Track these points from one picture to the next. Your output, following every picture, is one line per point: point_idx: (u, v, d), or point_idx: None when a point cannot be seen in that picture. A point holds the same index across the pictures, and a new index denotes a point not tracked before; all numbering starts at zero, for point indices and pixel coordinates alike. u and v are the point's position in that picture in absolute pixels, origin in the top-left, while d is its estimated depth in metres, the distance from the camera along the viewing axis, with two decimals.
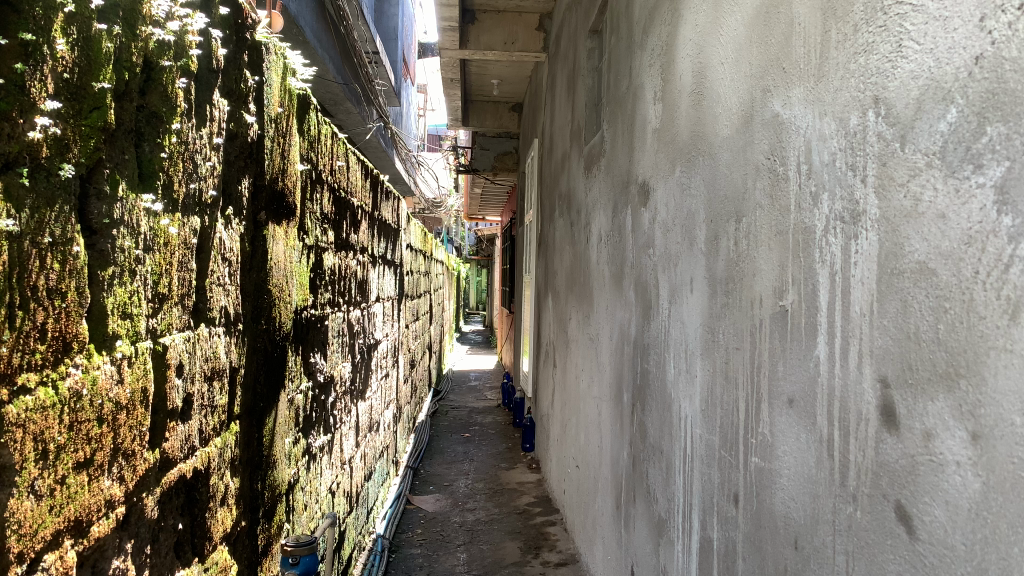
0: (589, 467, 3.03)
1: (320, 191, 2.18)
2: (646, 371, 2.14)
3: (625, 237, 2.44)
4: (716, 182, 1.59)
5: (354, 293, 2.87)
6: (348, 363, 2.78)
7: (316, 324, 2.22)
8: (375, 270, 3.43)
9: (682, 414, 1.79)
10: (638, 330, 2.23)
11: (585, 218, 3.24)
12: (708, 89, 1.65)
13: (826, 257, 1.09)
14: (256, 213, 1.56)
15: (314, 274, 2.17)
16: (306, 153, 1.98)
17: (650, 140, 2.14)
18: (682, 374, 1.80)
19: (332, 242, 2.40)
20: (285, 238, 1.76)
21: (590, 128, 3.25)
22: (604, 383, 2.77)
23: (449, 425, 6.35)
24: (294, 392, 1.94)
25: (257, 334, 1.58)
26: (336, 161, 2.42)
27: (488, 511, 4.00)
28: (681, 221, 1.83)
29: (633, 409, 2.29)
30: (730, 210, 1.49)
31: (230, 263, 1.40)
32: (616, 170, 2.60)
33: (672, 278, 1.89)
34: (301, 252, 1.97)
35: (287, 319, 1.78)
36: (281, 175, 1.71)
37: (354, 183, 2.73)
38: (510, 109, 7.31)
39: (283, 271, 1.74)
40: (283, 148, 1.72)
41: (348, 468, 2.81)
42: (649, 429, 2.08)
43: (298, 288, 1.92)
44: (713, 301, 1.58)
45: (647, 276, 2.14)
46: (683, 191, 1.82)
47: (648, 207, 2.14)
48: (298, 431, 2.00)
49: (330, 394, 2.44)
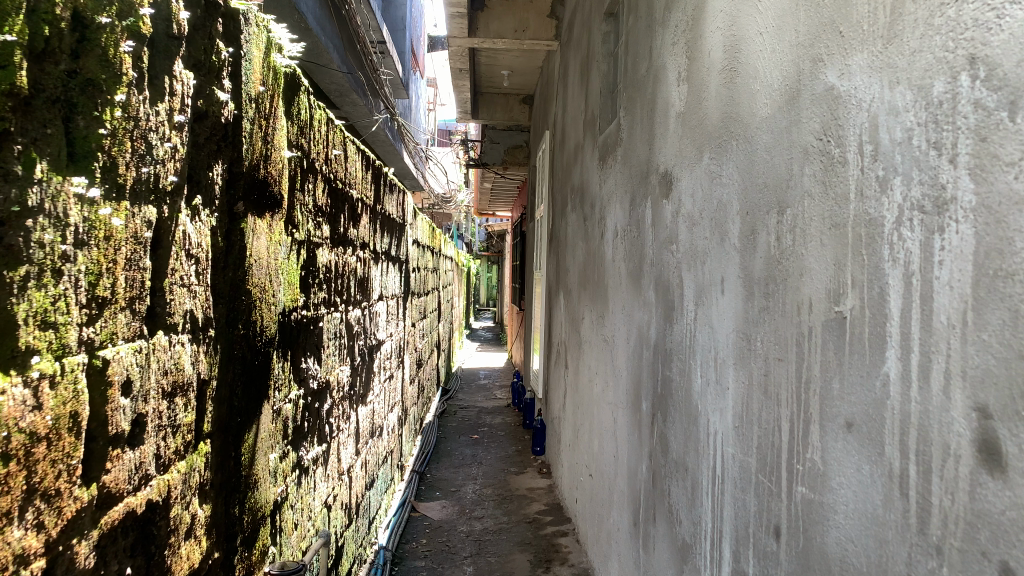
0: (603, 477, 2.84)
1: (313, 182, 2.00)
2: (668, 379, 1.96)
3: (643, 232, 2.25)
4: (753, 169, 1.40)
5: (354, 291, 2.69)
6: (347, 367, 2.61)
7: (309, 326, 2.04)
8: (378, 267, 3.26)
9: (712, 431, 1.61)
10: (659, 333, 2.05)
11: (600, 211, 3.05)
12: (743, 65, 1.47)
13: (899, 254, 0.91)
14: (232, 204, 1.39)
15: (307, 272, 1.99)
16: (295, 139, 1.81)
17: (673, 125, 1.96)
18: (711, 385, 1.61)
19: (328, 237, 2.23)
20: (269, 233, 1.59)
21: (605, 116, 3.06)
22: (619, 388, 2.59)
23: (459, 426, 6.18)
24: (281, 402, 1.77)
25: (235, 341, 1.40)
26: (332, 150, 2.25)
27: (496, 519, 3.82)
28: (709, 214, 1.64)
29: (652, 419, 2.11)
30: (772, 201, 1.31)
31: (199, 261, 1.22)
32: (633, 160, 2.42)
33: (699, 277, 1.71)
34: (291, 247, 1.80)
35: (271, 322, 1.61)
36: (264, 162, 1.54)
37: (353, 173, 2.56)
38: (521, 101, 7.12)
39: (266, 270, 1.57)
40: (266, 132, 1.55)
41: (346, 479, 2.63)
42: (672, 442, 1.90)
43: (286, 288, 1.75)
44: (750, 303, 1.39)
45: (669, 275, 1.95)
46: (712, 179, 1.63)
47: (671, 199, 1.95)
48: (286, 444, 1.83)
49: (325, 401, 2.27)
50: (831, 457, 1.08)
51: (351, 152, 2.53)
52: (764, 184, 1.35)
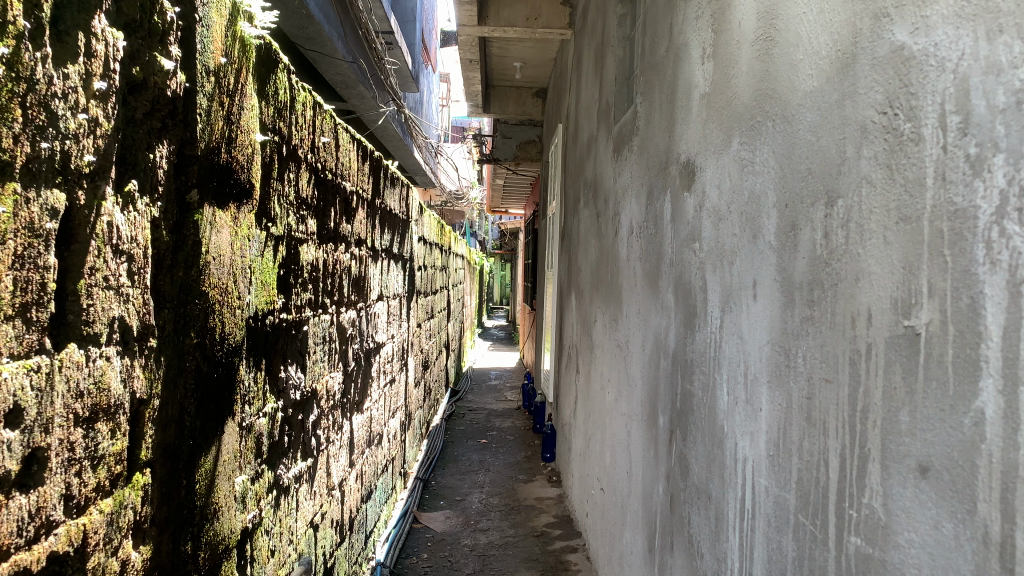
0: (616, 493, 2.64)
1: (294, 171, 1.81)
2: (688, 394, 1.75)
3: (661, 229, 2.04)
4: (793, 154, 1.20)
5: (348, 292, 2.50)
6: (339, 373, 2.42)
7: (291, 331, 1.85)
8: (377, 265, 3.08)
9: (741, 457, 1.40)
10: (678, 341, 1.84)
11: (613, 207, 2.85)
12: (781, 33, 1.26)
13: (1000, 256, 0.71)
14: (184, 192, 1.20)
15: (287, 272, 1.80)
16: (271, 123, 1.61)
17: (696, 107, 1.75)
18: (741, 403, 1.40)
19: (314, 232, 2.03)
20: (234, 227, 1.39)
21: (620, 105, 2.85)
22: (634, 399, 2.38)
23: (467, 430, 5.98)
24: (253, 417, 1.57)
25: (187, 352, 1.21)
26: (320, 136, 2.05)
27: (503, 532, 3.62)
28: (740, 208, 1.44)
29: (670, 437, 1.90)
30: (818, 190, 1.10)
31: (134, 258, 1.02)
32: (651, 149, 2.21)
33: (727, 280, 1.50)
34: (265, 243, 1.60)
35: (237, 329, 1.41)
36: (227, 145, 1.34)
37: (347, 164, 2.37)
38: (534, 94, 6.87)
39: (230, 269, 1.37)
40: (231, 109, 1.35)
41: (337, 494, 2.44)
42: (692, 465, 1.70)
43: (257, 288, 1.56)
44: (790, 312, 1.19)
45: (691, 277, 1.74)
46: (743, 166, 1.43)
47: (693, 191, 1.75)
48: (260, 463, 1.64)
49: (312, 412, 2.07)
50: (895, 506, 0.88)
51: (345, 140, 2.34)
52: (809, 171, 1.13)
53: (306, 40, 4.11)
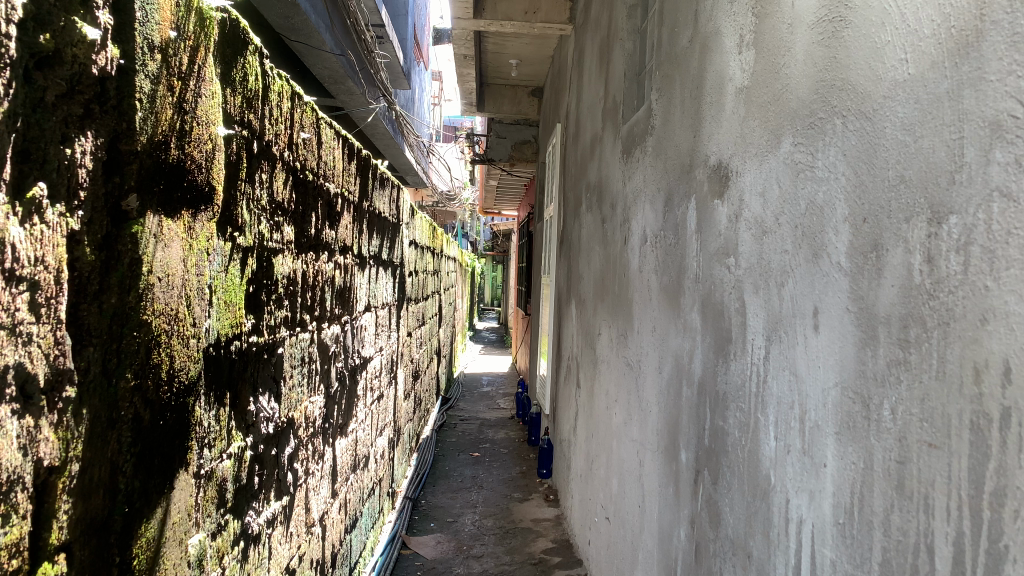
0: (624, 526, 2.42)
1: (266, 171, 1.58)
2: (720, 432, 1.52)
3: (684, 239, 1.81)
4: (874, 158, 0.97)
5: (331, 305, 2.27)
6: (321, 396, 2.19)
7: (261, 356, 1.61)
8: (365, 273, 2.84)
9: (794, 517, 1.18)
10: (706, 369, 1.61)
11: (622, 213, 2.62)
12: (856, 10, 1.03)
13: None
14: (119, 197, 0.96)
15: (258, 288, 1.57)
16: (238, 114, 1.38)
17: (730, 103, 1.52)
18: (794, 454, 1.18)
19: (292, 241, 1.80)
20: (187, 240, 1.15)
21: (630, 101, 2.62)
22: (647, 426, 2.16)
23: (459, 441, 5.77)
24: (212, 463, 1.34)
25: (124, 398, 0.97)
26: (299, 133, 1.82)
27: (499, 560, 3.40)
28: (793, 220, 1.21)
29: (695, 477, 1.68)
30: (916, 202, 0.87)
31: (41, 286, 0.79)
32: (670, 149, 1.98)
33: (774, 306, 1.27)
34: (229, 256, 1.37)
35: (193, 362, 1.17)
36: (180, 138, 1.11)
37: (331, 164, 2.14)
38: (530, 93, 6.65)
39: (183, 291, 1.13)
40: (186, 96, 1.12)
41: (318, 530, 2.22)
42: (725, 514, 1.47)
43: (219, 310, 1.32)
44: (870, 353, 0.96)
45: (723, 297, 1.52)
46: (798, 172, 1.20)
47: (726, 199, 1.52)
48: (223, 514, 1.40)
49: (287, 444, 1.85)
50: None
51: (329, 137, 2.11)
52: (899, 178, 0.91)
53: (291, 30, 3.87)
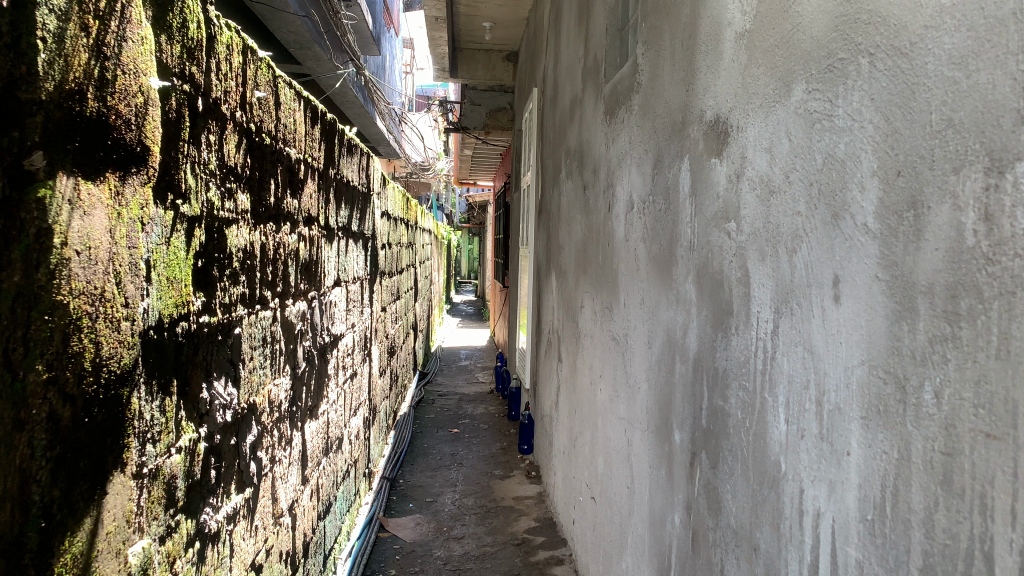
0: (612, 507, 2.31)
1: (215, 132, 1.42)
2: (718, 412, 1.40)
3: (676, 204, 1.68)
4: (912, 100, 0.83)
5: (296, 280, 2.12)
6: (286, 378, 2.05)
7: (214, 338, 1.46)
8: (333, 247, 2.69)
9: (808, 510, 1.06)
10: (702, 344, 1.49)
11: (605, 179, 2.49)
12: None
13: None
14: (19, 153, 0.80)
15: (208, 263, 1.41)
16: (178, 65, 1.21)
17: (729, 51, 1.38)
18: (809, 439, 1.06)
19: (248, 210, 1.64)
20: (115, 208, 0.99)
21: (612, 59, 2.47)
22: (636, 404, 2.03)
23: (437, 417, 5.65)
24: (157, 460, 1.19)
25: (35, 394, 0.82)
26: (253, 91, 1.65)
27: (480, 540, 3.28)
28: (807, 177, 1.07)
29: (691, 461, 1.55)
30: (971, 147, 0.74)
31: None
32: (659, 107, 1.84)
33: (784, 275, 1.14)
34: (171, 226, 1.22)
35: (126, 348, 1.02)
36: (103, 89, 0.95)
37: (291, 127, 1.97)
38: (504, 58, 6.47)
39: (111, 266, 0.97)
40: (108, 39, 0.96)
41: (287, 520, 2.08)
42: (727, 502, 1.35)
43: (160, 289, 1.17)
44: (907, 329, 0.83)
45: (723, 265, 1.38)
46: (813, 122, 1.06)
47: (726, 157, 1.39)
48: (172, 516, 1.26)
49: (249, 432, 1.70)
50: None
51: (288, 99, 1.95)
52: (946, 122, 0.78)
53: None
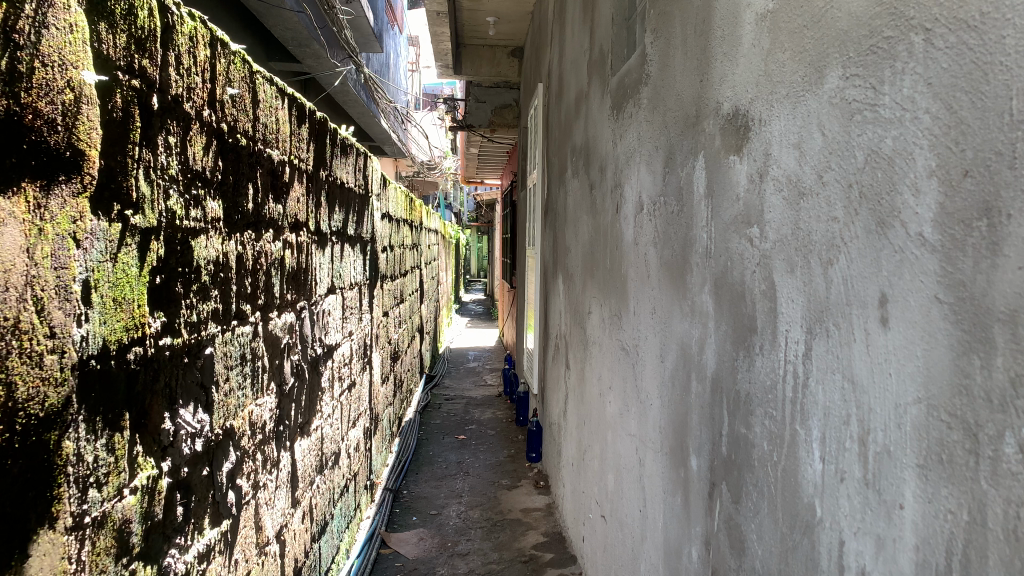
0: (623, 529, 2.15)
1: (176, 132, 1.27)
2: (741, 441, 1.25)
3: (689, 206, 1.53)
4: (985, 83, 0.68)
5: (281, 291, 1.98)
6: (271, 396, 1.91)
7: (180, 361, 1.32)
8: (326, 252, 2.55)
9: (850, 569, 0.90)
10: (721, 363, 1.34)
11: (613, 178, 2.33)
12: None
13: None
14: None
15: (169, 278, 1.27)
16: (125, 56, 1.07)
17: (748, 35, 1.23)
18: (852, 485, 0.90)
19: (219, 217, 1.50)
20: (33, 223, 0.85)
21: (618, 50, 2.32)
22: (648, 421, 1.88)
23: (444, 423, 5.51)
24: (105, 506, 1.05)
25: None
26: (225, 87, 1.51)
27: (485, 558, 3.14)
28: (845, 177, 0.92)
29: (711, 492, 1.40)
30: None
31: None
32: (670, 100, 1.69)
33: (818, 291, 0.99)
34: (120, 240, 1.07)
35: (52, 384, 0.88)
36: (13, 86, 0.81)
37: (273, 127, 1.83)
38: (510, 54, 6.29)
39: (27, 291, 0.83)
40: (20, 26, 0.82)
41: (275, 548, 1.95)
42: (753, 543, 1.20)
43: (105, 313, 1.03)
44: (979, 365, 0.68)
45: (744, 276, 1.23)
46: (851, 113, 0.91)
47: (746, 154, 1.24)
48: (125, 565, 1.12)
49: (225, 459, 1.56)
50: None
51: (269, 96, 1.80)
52: None
53: None
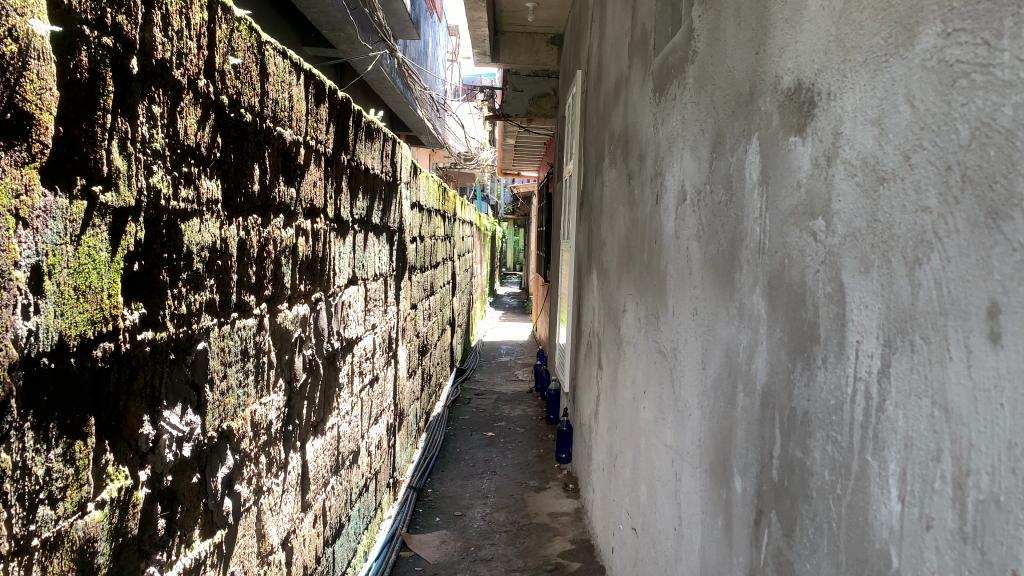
0: (655, 547, 1.99)
1: (163, 102, 1.13)
2: (798, 466, 1.08)
3: (740, 195, 1.35)
4: None
5: (293, 280, 1.85)
6: (278, 394, 1.78)
7: (165, 357, 1.18)
8: (347, 241, 2.42)
9: None
10: (775, 374, 1.17)
11: (653, 165, 2.16)
12: None
13: None
14: None
15: (152, 265, 1.14)
16: (91, 9, 0.93)
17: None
18: (944, 537, 0.73)
19: (217, 198, 1.36)
20: None
21: (662, 28, 2.14)
22: (685, 432, 1.71)
23: (473, 419, 5.38)
24: (61, 524, 0.91)
25: None
26: (227, 56, 1.37)
27: (510, 564, 2.99)
28: (942, 158, 0.75)
29: (758, 520, 1.23)
30: None
31: None
32: (718, 77, 1.52)
33: (901, 296, 0.81)
34: (84, 220, 0.94)
35: None
36: None
37: (284, 104, 1.69)
38: (549, 42, 6.12)
39: None
40: None
41: (280, 556, 1.82)
42: None
43: (63, 304, 0.90)
44: None
45: (805, 276, 1.06)
46: (953, 77, 0.73)
47: (810, 134, 1.06)
48: None
49: (221, 463, 1.43)
50: None
51: (280, 70, 1.66)
52: None
53: None
